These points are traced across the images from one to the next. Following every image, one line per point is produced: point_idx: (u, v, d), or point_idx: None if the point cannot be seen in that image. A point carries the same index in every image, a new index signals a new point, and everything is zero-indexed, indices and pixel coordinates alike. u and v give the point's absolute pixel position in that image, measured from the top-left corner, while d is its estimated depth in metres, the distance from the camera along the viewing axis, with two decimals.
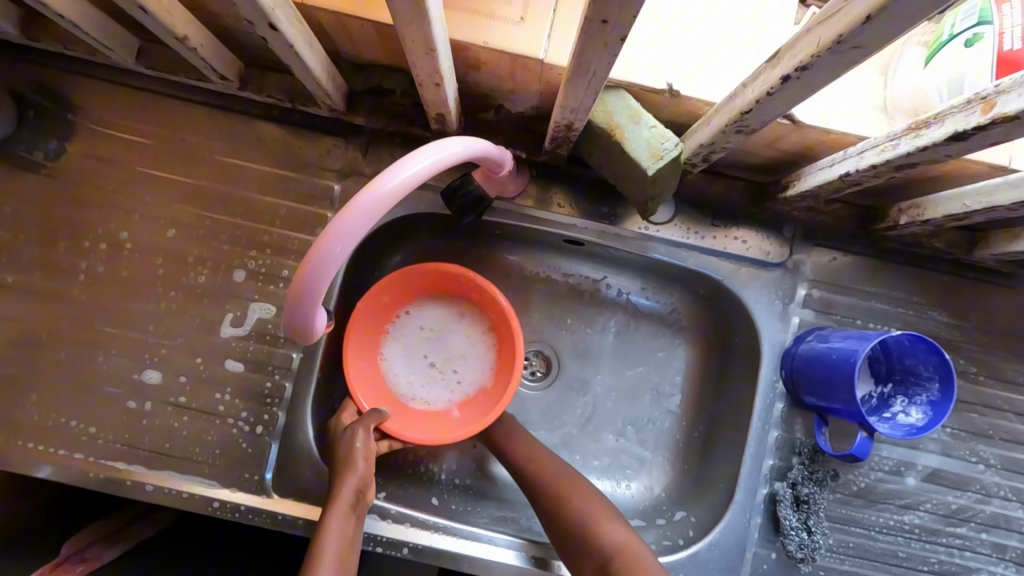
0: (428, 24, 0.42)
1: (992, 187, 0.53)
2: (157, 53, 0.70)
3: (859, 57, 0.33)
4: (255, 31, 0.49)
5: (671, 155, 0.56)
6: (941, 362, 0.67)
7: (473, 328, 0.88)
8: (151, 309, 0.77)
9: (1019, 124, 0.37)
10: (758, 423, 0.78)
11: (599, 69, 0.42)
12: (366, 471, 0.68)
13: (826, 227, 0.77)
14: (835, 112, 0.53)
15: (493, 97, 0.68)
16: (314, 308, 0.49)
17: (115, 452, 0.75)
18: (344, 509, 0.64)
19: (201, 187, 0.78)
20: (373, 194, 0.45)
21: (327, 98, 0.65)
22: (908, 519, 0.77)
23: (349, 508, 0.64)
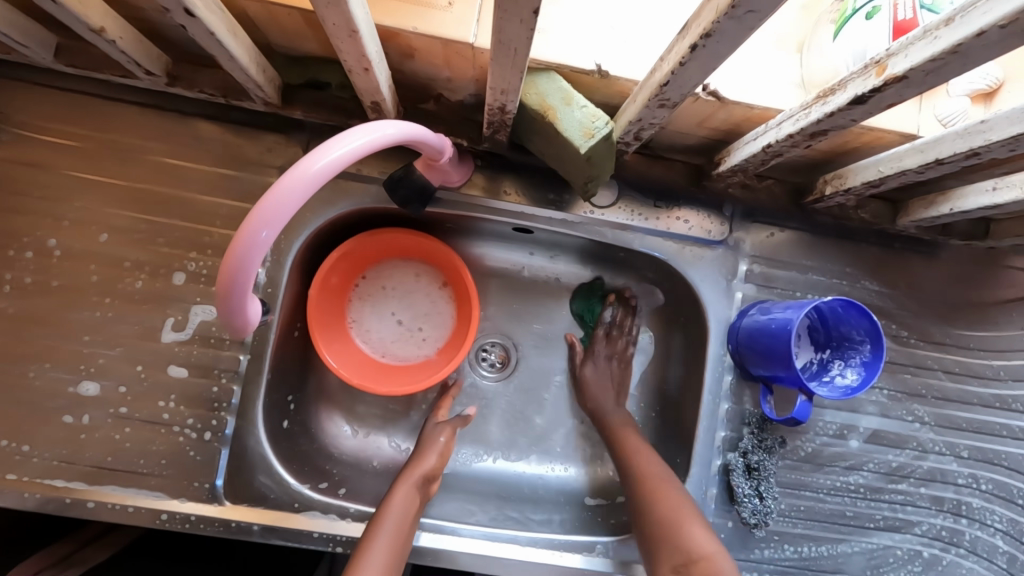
0: (345, 5, 0.42)
1: (900, 154, 0.56)
2: (79, 50, 0.67)
3: (755, 20, 0.35)
4: (171, 17, 0.47)
5: (604, 134, 0.56)
6: (871, 325, 0.70)
7: (429, 284, 0.92)
8: (86, 319, 0.74)
9: (908, 84, 0.39)
10: (708, 397, 0.80)
11: (520, 45, 0.42)
12: (433, 463, 0.77)
13: (761, 204, 0.80)
14: (754, 90, 0.57)
15: (432, 87, 0.68)
16: (244, 300, 0.48)
17: (53, 470, 0.72)
18: (404, 494, 0.71)
19: (135, 189, 0.75)
20: (301, 175, 0.44)
21: (260, 91, 0.64)
22: (853, 480, 0.81)
23: (411, 496, 0.72)
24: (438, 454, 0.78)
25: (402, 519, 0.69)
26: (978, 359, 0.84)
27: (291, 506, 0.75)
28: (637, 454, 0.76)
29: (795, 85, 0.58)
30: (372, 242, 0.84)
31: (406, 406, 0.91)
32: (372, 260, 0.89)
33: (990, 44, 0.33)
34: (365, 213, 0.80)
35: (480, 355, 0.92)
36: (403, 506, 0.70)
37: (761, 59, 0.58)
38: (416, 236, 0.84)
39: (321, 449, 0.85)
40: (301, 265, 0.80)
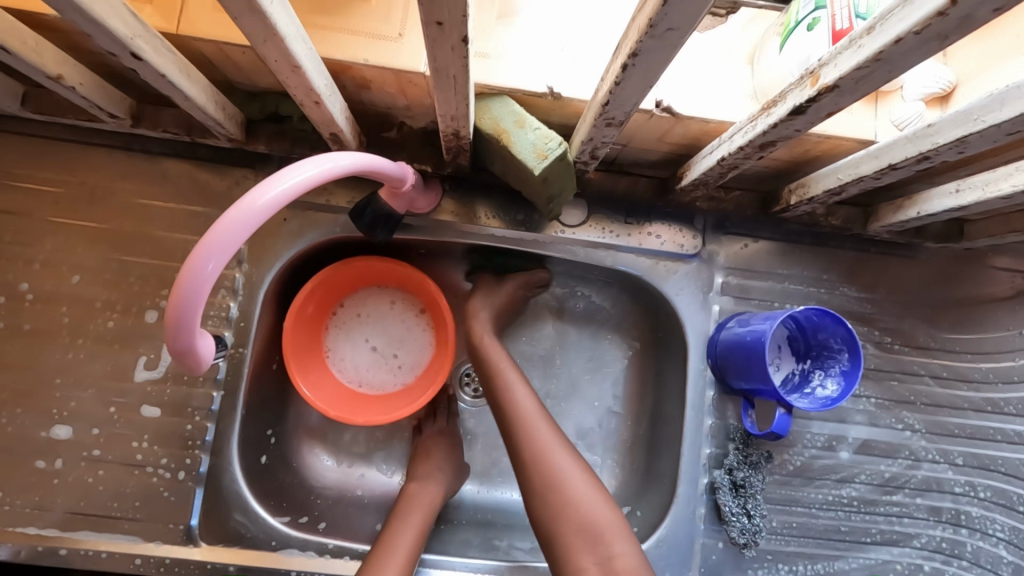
0: (282, 42, 0.42)
1: (856, 160, 0.56)
2: (47, 98, 0.69)
3: (678, 37, 0.35)
4: (121, 63, 0.48)
5: (557, 155, 0.56)
6: (847, 333, 0.69)
7: (404, 310, 0.92)
8: (57, 361, 0.74)
9: (841, 93, 0.39)
10: (691, 414, 0.78)
11: (457, 72, 0.43)
12: (456, 476, 0.82)
13: (730, 215, 0.80)
14: (706, 104, 0.57)
15: (392, 115, 0.69)
16: (194, 334, 0.47)
17: (26, 517, 0.71)
18: (432, 499, 0.77)
19: (106, 230, 0.76)
20: (245, 208, 0.44)
21: (220, 127, 0.64)
22: (845, 493, 0.79)
23: (435, 504, 0.77)
24: (462, 465, 0.84)
25: (422, 513, 0.75)
26: (965, 362, 0.82)
27: (268, 545, 0.73)
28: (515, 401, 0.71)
29: (748, 96, 0.58)
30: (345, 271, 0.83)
31: (388, 434, 0.90)
32: (346, 288, 0.89)
33: (911, 50, 0.33)
34: (336, 242, 0.81)
35: (464, 379, 0.93)
36: (428, 509, 0.76)
37: (713, 74, 0.58)
38: (387, 262, 0.84)
39: (301, 484, 0.84)
40: (275, 298, 0.80)
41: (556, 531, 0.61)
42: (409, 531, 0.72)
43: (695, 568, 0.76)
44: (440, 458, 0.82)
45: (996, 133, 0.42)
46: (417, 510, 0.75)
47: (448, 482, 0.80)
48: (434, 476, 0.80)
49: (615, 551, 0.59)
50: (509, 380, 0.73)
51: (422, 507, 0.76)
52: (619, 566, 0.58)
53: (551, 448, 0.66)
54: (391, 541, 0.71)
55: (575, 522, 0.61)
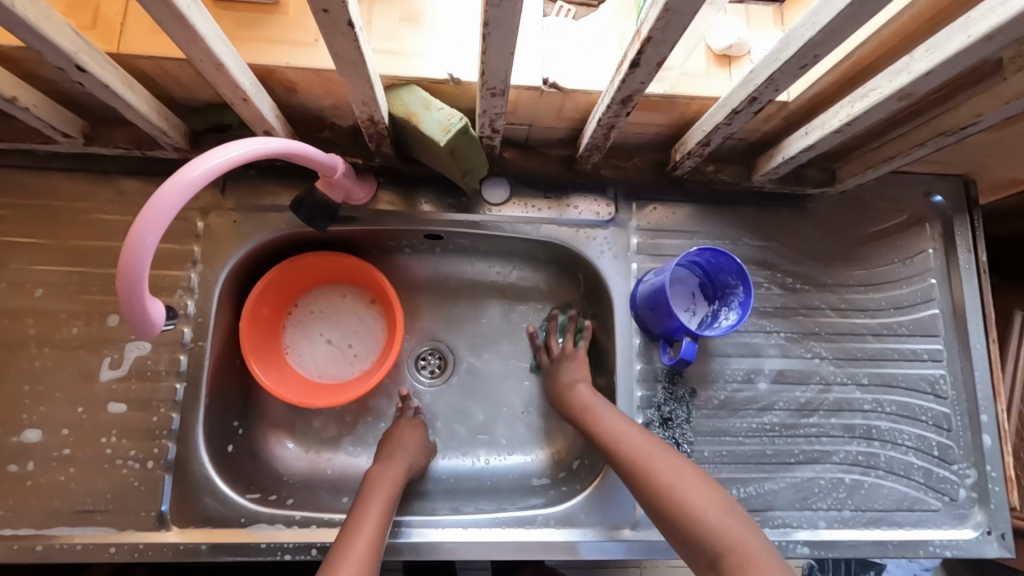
0: (203, 43, 0.50)
1: (712, 114, 0.66)
2: (3, 126, 0.76)
3: (510, 7, 0.44)
4: (68, 76, 0.56)
5: (458, 127, 0.65)
6: (738, 267, 0.78)
7: (356, 302, 0.99)
8: (25, 370, 0.78)
9: (656, 43, 0.49)
10: (621, 360, 0.86)
11: (354, 54, 0.52)
12: (420, 455, 0.86)
13: (638, 182, 0.90)
14: (584, 79, 0.68)
15: (323, 116, 0.78)
16: (143, 300, 0.54)
17: (1, 520, 0.75)
18: (396, 474, 0.79)
19: (64, 245, 0.82)
20: (174, 185, 0.52)
21: (166, 137, 0.72)
22: (767, 420, 0.87)
23: (401, 478, 0.80)
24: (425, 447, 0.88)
25: (387, 484, 0.77)
26: (860, 293, 0.92)
27: (238, 522, 0.78)
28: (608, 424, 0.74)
29: None
30: (295, 269, 0.91)
31: (353, 418, 0.96)
32: (299, 287, 0.96)
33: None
34: (284, 240, 0.88)
35: (419, 363, 1.00)
36: (394, 482, 0.78)
37: (589, 52, 0.69)
38: (333, 257, 0.91)
39: (270, 471, 0.89)
40: (230, 297, 0.87)
41: (688, 540, 0.61)
42: (377, 502, 0.74)
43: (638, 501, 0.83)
44: (399, 441, 0.85)
45: (791, 67, 0.52)
46: (384, 482, 0.78)
47: (411, 459, 0.83)
48: (399, 454, 0.83)
49: (742, 542, 0.58)
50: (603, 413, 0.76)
51: (388, 480, 0.78)
52: (743, 553, 0.57)
53: (656, 458, 0.68)
54: (363, 511, 0.73)
55: (702, 526, 0.60)
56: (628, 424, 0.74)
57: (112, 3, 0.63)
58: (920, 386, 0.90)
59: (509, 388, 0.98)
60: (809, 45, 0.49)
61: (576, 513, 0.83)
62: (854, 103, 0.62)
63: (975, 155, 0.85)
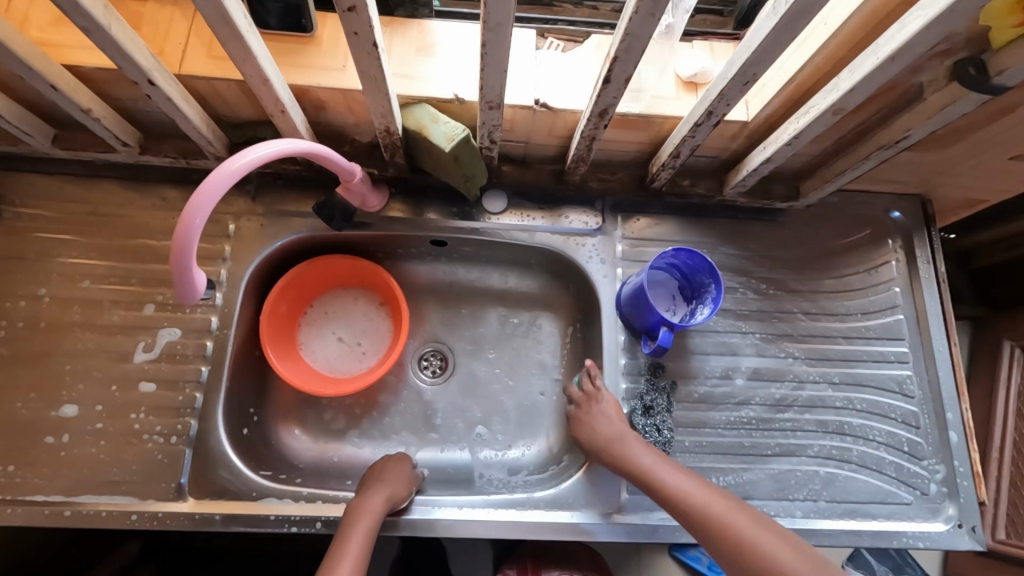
0: (255, 61, 0.62)
1: (680, 128, 0.77)
2: (72, 138, 0.88)
3: (504, 31, 0.55)
4: (140, 89, 0.68)
5: (462, 137, 0.76)
6: (709, 266, 0.88)
7: (366, 304, 1.08)
8: (68, 351, 0.87)
9: (622, 62, 0.60)
10: (608, 355, 0.94)
11: (377, 72, 0.63)
12: (402, 487, 0.84)
13: (622, 197, 1.00)
14: (569, 99, 0.79)
15: (345, 133, 0.90)
16: (190, 271, 0.65)
17: (36, 487, 0.82)
18: (377, 506, 0.79)
19: (111, 241, 0.92)
20: (220, 175, 0.62)
21: (210, 147, 0.84)
22: (745, 413, 0.93)
23: (382, 509, 0.79)
24: (409, 482, 0.86)
25: (369, 514, 0.77)
26: (829, 298, 1.00)
27: (250, 495, 0.84)
28: (659, 469, 0.78)
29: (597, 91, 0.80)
30: (312, 270, 1.00)
31: (359, 410, 1.03)
32: (315, 289, 1.06)
33: (641, 26, 0.54)
34: (305, 242, 0.99)
35: (422, 363, 1.07)
36: (375, 516, 0.78)
37: (574, 78, 0.81)
38: (347, 260, 1.01)
39: (280, 456, 0.95)
40: (254, 292, 0.96)
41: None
42: (358, 536, 0.74)
43: (623, 486, 0.88)
44: (382, 476, 0.85)
45: (736, 83, 0.64)
46: (368, 514, 0.77)
47: (392, 490, 0.82)
48: (379, 486, 0.82)
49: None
50: (649, 461, 0.79)
51: (369, 514, 0.77)
52: None
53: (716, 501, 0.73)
54: (342, 544, 0.73)
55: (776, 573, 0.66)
56: (678, 472, 0.78)
57: (177, 34, 0.76)
58: (888, 385, 0.97)
59: (505, 386, 1.05)
60: (748, 62, 0.60)
61: (567, 496, 0.88)
62: (799, 120, 0.72)
63: (923, 174, 0.95)
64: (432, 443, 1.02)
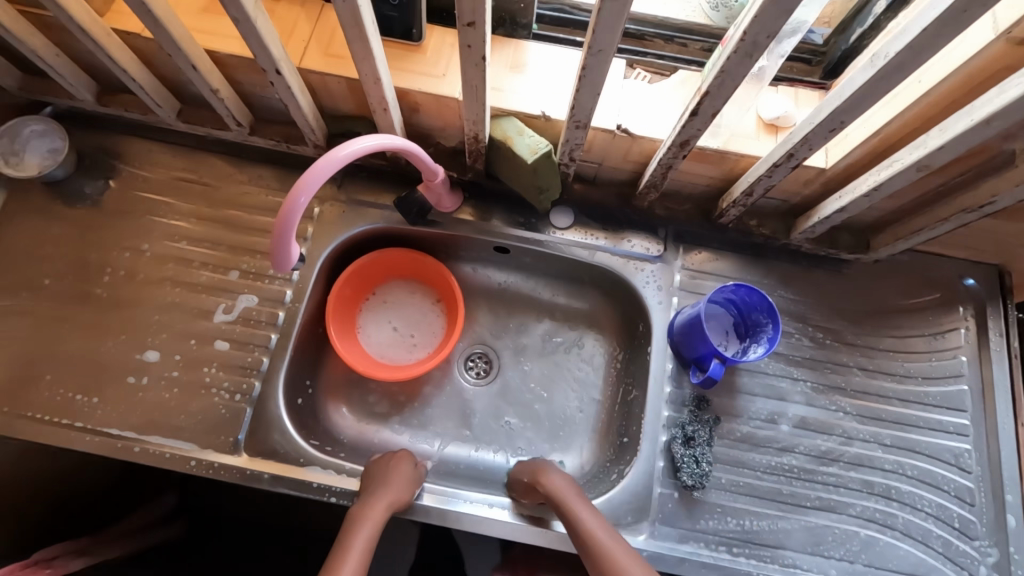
0: (372, 61, 0.69)
1: (756, 167, 0.79)
2: (193, 113, 0.98)
3: (604, 57, 0.60)
4: (267, 76, 0.76)
5: (544, 151, 0.81)
6: (768, 306, 0.88)
7: (423, 300, 1.13)
8: (159, 303, 0.96)
9: (712, 97, 0.63)
10: (653, 380, 0.95)
11: (478, 82, 0.69)
12: (405, 493, 0.83)
13: (687, 228, 1.02)
14: (650, 128, 0.83)
15: (433, 136, 0.96)
16: (288, 245, 0.70)
17: (114, 421, 0.89)
18: (382, 511, 0.78)
19: (209, 209, 1.01)
20: (327, 163, 0.68)
21: (312, 134, 0.92)
22: (786, 461, 0.92)
23: (385, 515, 0.78)
24: (410, 487, 0.85)
25: (375, 520, 0.76)
26: (888, 358, 0.98)
27: (297, 460, 0.89)
28: (557, 484, 0.82)
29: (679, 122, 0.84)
30: (381, 260, 1.06)
31: (404, 398, 1.07)
32: (379, 277, 1.11)
33: (738, 63, 0.57)
34: (378, 233, 1.05)
35: (468, 363, 1.10)
36: (378, 522, 0.77)
37: (657, 108, 0.84)
38: (414, 255, 1.06)
39: (326, 430, 1.01)
40: (326, 273, 1.03)
41: None
42: (363, 541, 0.74)
43: (653, 513, 0.88)
44: (390, 480, 0.84)
45: (822, 129, 0.65)
46: (371, 519, 0.77)
47: (399, 495, 0.82)
48: (383, 490, 0.81)
49: None
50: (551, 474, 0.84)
51: (373, 518, 0.77)
52: None
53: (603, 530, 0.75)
54: (344, 548, 0.72)
55: None
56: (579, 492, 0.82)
57: (302, 31, 0.85)
58: (943, 456, 0.93)
59: (545, 397, 1.07)
60: (836, 110, 0.62)
61: (595, 512, 0.89)
62: (880, 172, 0.73)
63: (1004, 243, 0.92)
64: (468, 441, 1.05)
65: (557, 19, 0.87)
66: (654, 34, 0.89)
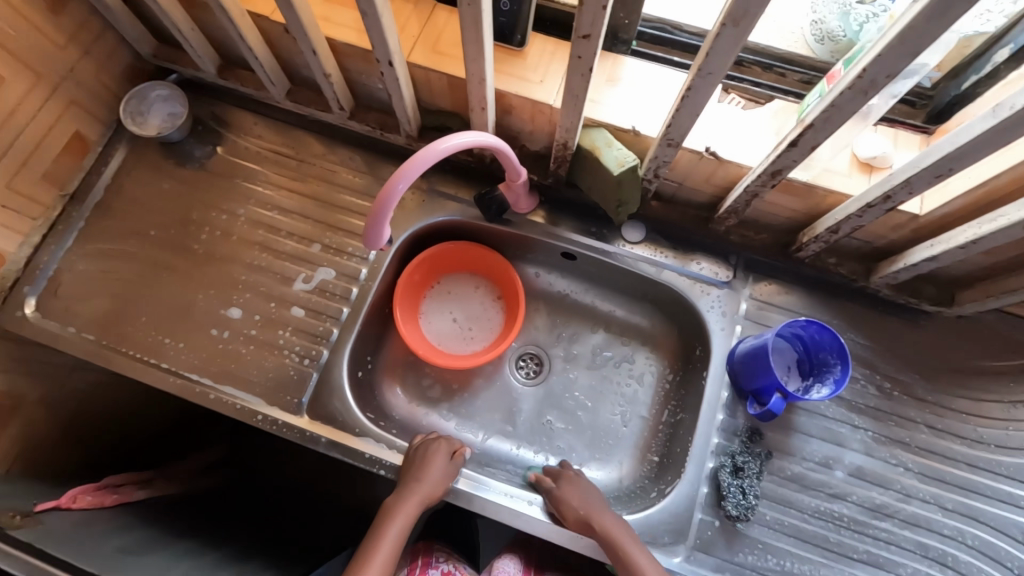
0: (482, 62, 0.73)
1: (845, 206, 0.78)
2: (300, 93, 1.06)
3: (713, 80, 0.61)
4: (379, 66, 0.82)
5: (631, 165, 0.82)
6: (839, 347, 0.86)
7: (485, 295, 1.16)
8: (246, 264, 1.03)
9: (815, 130, 0.63)
10: (706, 404, 0.94)
11: (580, 92, 0.71)
12: (438, 487, 0.87)
13: (759, 258, 1.01)
14: (739, 152, 0.83)
15: (519, 138, 0.99)
16: (382, 226, 0.75)
17: (194, 368, 0.97)
18: (412, 510, 0.83)
19: (301, 183, 1.08)
20: (430, 153, 0.72)
21: (407, 125, 0.97)
22: (837, 508, 0.89)
23: (416, 512, 0.83)
24: (444, 482, 0.88)
25: (405, 518, 0.82)
26: (960, 419, 0.93)
27: (352, 430, 0.94)
28: (604, 519, 0.84)
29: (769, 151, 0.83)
30: (452, 251, 1.11)
31: (456, 386, 1.11)
32: (446, 268, 1.15)
33: (850, 99, 0.57)
34: (453, 226, 1.09)
35: (519, 362, 1.13)
36: (408, 519, 0.83)
37: (749, 135, 0.84)
38: (484, 251, 1.10)
39: (380, 405, 1.05)
40: (399, 258, 1.08)
41: None
42: (390, 538, 0.80)
43: (692, 537, 0.88)
44: (425, 474, 0.87)
45: (927, 175, 0.64)
46: (400, 517, 0.82)
47: (431, 491, 0.86)
48: (415, 487, 0.85)
49: None
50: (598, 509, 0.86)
51: (403, 516, 0.82)
52: None
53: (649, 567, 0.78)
54: (374, 542, 0.79)
55: None
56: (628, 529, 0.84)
57: (413, 27, 0.90)
58: (1009, 530, 0.88)
59: (592, 407, 1.08)
60: (947, 157, 0.60)
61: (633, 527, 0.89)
62: (981, 225, 0.70)
63: None
64: (512, 437, 1.07)
65: (657, 38, 0.88)
66: (753, 61, 0.88)
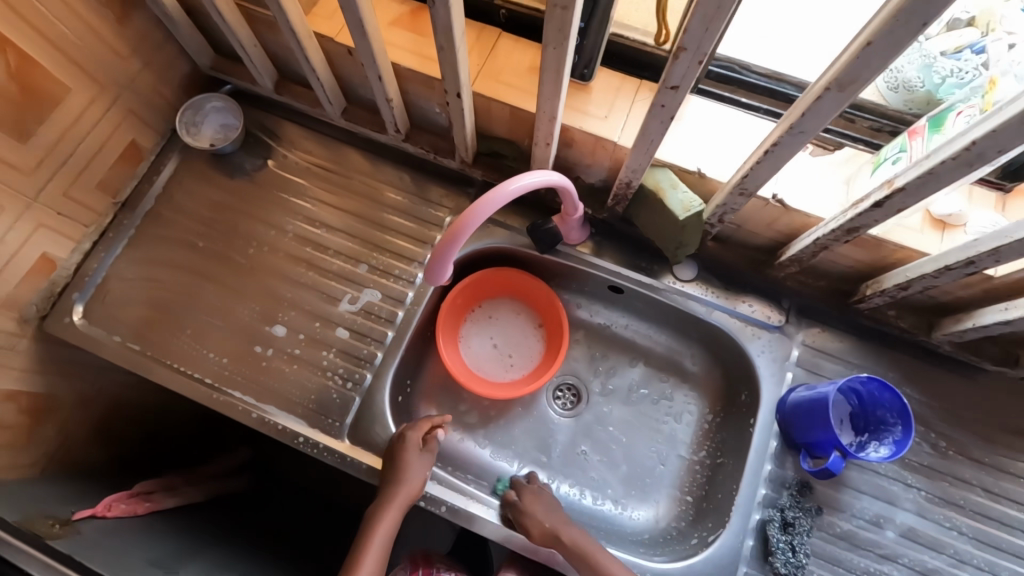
0: (556, 100, 0.72)
1: (918, 264, 0.76)
2: (355, 112, 1.05)
3: (804, 137, 0.60)
4: (446, 96, 0.81)
5: (697, 210, 0.81)
6: (901, 406, 0.84)
7: (526, 322, 1.14)
8: (292, 281, 1.03)
9: (906, 193, 0.61)
10: (754, 452, 0.92)
11: (655, 137, 0.70)
12: (416, 483, 0.87)
13: (814, 304, 0.99)
14: (808, 201, 0.81)
15: (575, 170, 0.98)
16: (446, 264, 0.74)
17: (236, 384, 0.96)
18: (393, 514, 0.84)
19: (349, 201, 1.07)
20: (500, 196, 0.70)
21: (463, 151, 0.96)
22: (887, 570, 0.87)
23: (398, 514, 0.84)
24: (422, 476, 0.88)
25: (387, 522, 0.83)
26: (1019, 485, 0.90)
27: None
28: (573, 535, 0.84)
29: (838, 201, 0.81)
30: (496, 276, 1.09)
31: (493, 414, 1.09)
32: (488, 292, 1.14)
33: (951, 168, 0.55)
34: (499, 252, 1.08)
35: (557, 393, 1.11)
36: (391, 523, 0.84)
37: (818, 183, 0.82)
38: (528, 278, 1.09)
39: None
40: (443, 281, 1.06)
41: None
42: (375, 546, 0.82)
43: None
44: (404, 474, 0.87)
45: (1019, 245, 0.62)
46: (381, 523, 0.84)
47: (410, 488, 0.86)
48: (392, 490, 0.85)
49: None
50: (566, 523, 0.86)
51: (385, 522, 0.84)
52: None
53: None
54: (359, 553, 0.81)
55: None
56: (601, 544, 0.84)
57: (478, 55, 0.89)
58: None
59: (631, 444, 1.06)
60: None
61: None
62: None
63: None
64: (548, 470, 1.05)
65: (724, 77, 0.86)
66: None
